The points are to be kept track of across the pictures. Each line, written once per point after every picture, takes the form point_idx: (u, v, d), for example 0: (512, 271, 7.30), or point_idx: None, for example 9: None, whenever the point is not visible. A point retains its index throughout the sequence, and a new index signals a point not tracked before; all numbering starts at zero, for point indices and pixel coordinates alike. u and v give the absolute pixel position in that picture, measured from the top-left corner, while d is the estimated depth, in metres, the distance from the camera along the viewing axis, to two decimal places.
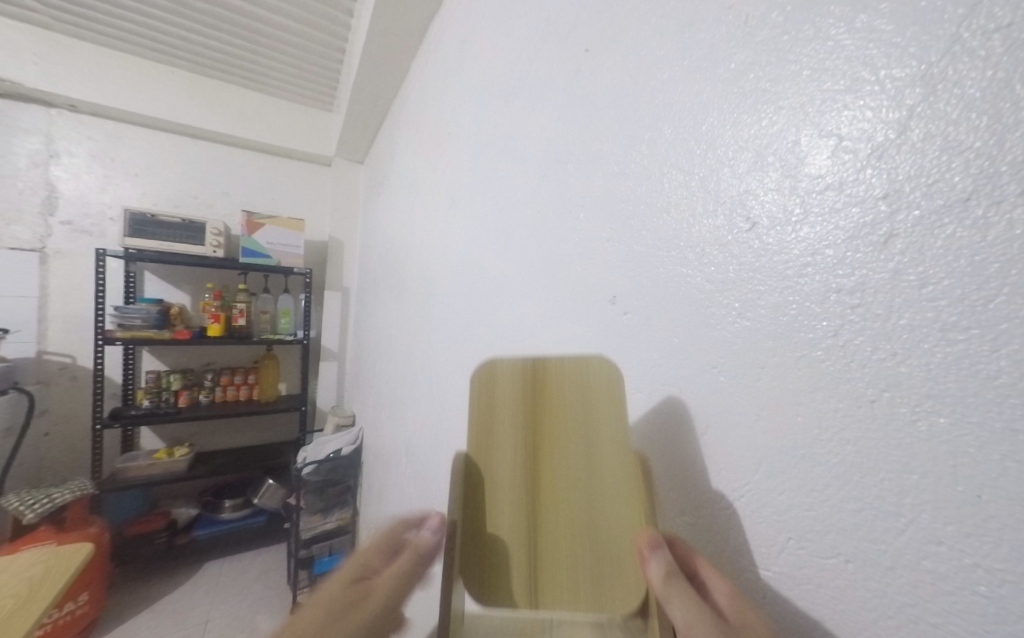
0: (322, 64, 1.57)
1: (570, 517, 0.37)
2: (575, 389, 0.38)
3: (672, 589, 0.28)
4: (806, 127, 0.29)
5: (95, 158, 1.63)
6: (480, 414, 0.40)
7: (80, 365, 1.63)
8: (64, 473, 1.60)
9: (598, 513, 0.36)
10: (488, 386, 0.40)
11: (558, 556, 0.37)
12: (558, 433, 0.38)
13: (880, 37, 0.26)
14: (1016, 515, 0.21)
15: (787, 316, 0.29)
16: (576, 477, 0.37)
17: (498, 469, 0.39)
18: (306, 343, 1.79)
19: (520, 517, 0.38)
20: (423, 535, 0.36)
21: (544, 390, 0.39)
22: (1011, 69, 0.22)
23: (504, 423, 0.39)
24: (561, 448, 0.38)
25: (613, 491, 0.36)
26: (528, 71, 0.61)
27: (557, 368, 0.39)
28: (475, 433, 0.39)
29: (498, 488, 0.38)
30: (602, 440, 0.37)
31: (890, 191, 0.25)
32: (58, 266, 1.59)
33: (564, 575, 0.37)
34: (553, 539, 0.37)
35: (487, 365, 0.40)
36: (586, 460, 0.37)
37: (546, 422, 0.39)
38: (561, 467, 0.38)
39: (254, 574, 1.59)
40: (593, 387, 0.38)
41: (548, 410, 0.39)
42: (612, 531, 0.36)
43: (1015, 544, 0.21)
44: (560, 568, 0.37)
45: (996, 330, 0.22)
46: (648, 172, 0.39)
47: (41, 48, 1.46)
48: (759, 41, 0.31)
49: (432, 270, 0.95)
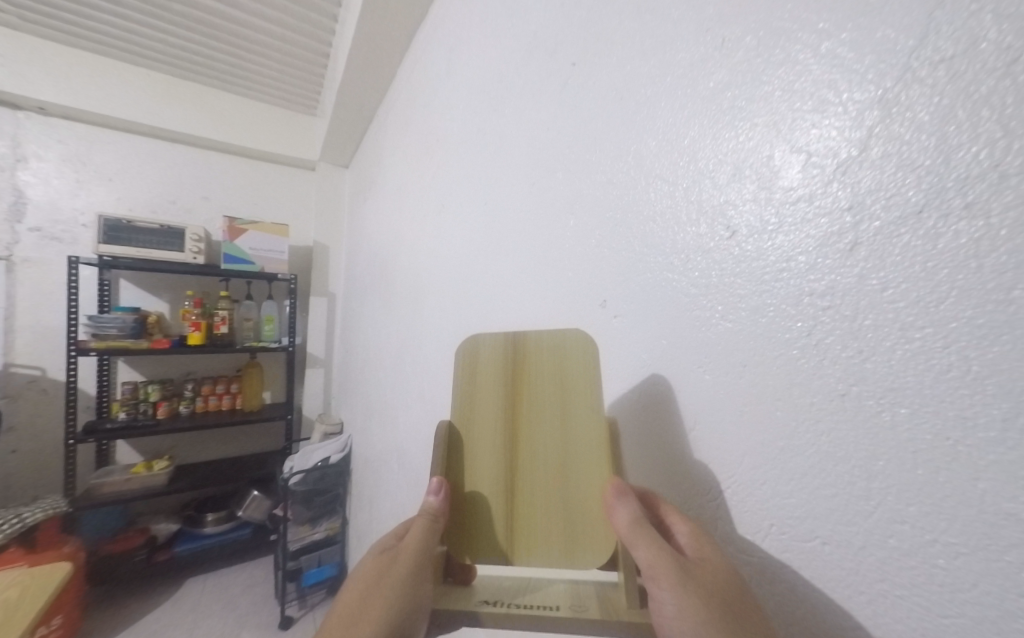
0: (305, 68, 1.55)
1: (546, 493, 0.37)
2: (552, 366, 0.38)
3: (639, 533, 0.30)
4: (779, 143, 0.28)
5: (66, 163, 1.58)
6: (462, 387, 0.41)
7: (50, 377, 1.56)
8: (34, 491, 1.53)
9: (575, 486, 0.36)
10: (470, 358, 0.41)
11: (532, 534, 0.37)
12: (537, 409, 0.38)
13: (842, 64, 0.25)
14: (969, 495, 0.21)
15: (766, 318, 0.29)
16: (553, 450, 0.37)
17: (476, 441, 0.39)
18: (291, 349, 1.75)
19: (496, 488, 0.38)
20: (427, 500, 0.37)
21: (522, 368, 0.39)
22: (955, 94, 0.21)
23: (486, 394, 0.40)
24: (539, 421, 0.38)
25: (586, 468, 0.36)
26: (516, 80, 0.60)
27: (535, 345, 0.39)
28: (458, 403, 0.40)
29: (477, 459, 0.39)
30: (578, 417, 0.37)
31: (853, 204, 0.25)
32: (27, 275, 1.53)
33: (538, 550, 0.36)
34: (528, 515, 0.37)
35: (471, 340, 0.41)
36: (561, 436, 0.37)
37: (525, 397, 0.39)
38: (538, 444, 0.38)
39: (238, 588, 1.54)
40: (569, 364, 0.38)
41: (525, 387, 0.39)
42: (587, 504, 0.36)
43: (969, 520, 0.21)
44: (534, 541, 0.37)
45: (948, 329, 0.22)
46: (635, 180, 0.39)
47: (7, 50, 1.40)
48: (735, 61, 0.31)
49: (421, 281, 0.93)
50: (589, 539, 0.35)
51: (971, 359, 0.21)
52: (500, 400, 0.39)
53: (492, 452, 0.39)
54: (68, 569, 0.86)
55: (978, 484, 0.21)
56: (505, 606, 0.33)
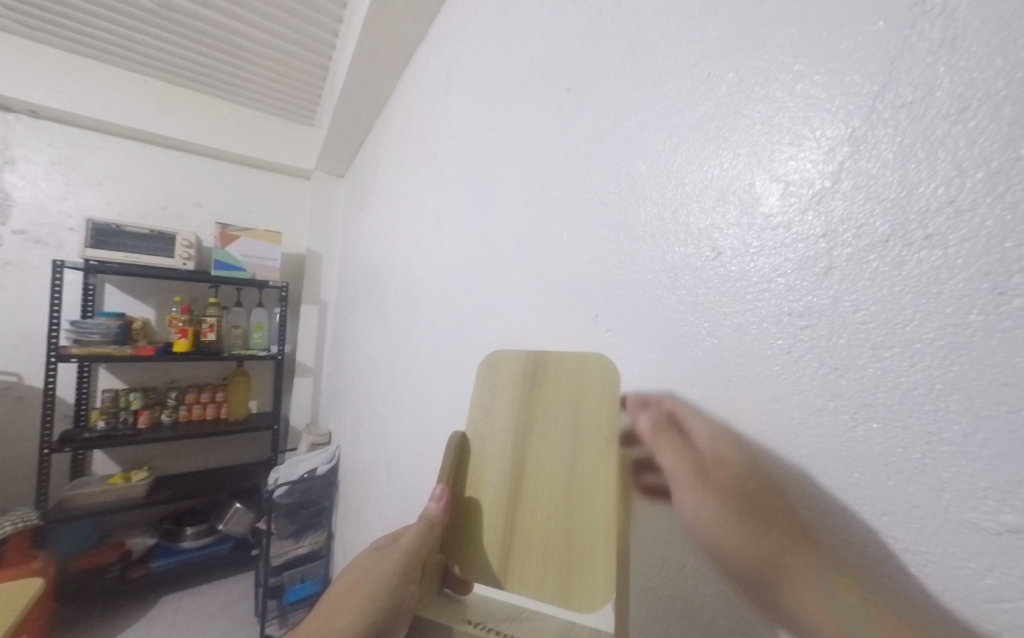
0: (304, 80, 1.58)
1: (547, 517, 0.37)
2: (569, 388, 0.38)
3: (661, 439, 0.33)
4: (761, 172, 0.30)
5: (56, 166, 1.56)
6: (482, 400, 0.43)
7: (28, 384, 1.52)
8: (5, 501, 1.47)
9: (579, 515, 0.35)
10: (492, 371, 0.43)
11: (527, 560, 0.37)
12: (547, 429, 0.39)
13: (815, 103, 0.28)
14: (936, 506, 0.23)
15: (749, 335, 0.30)
16: (558, 474, 0.37)
17: (487, 455, 0.41)
18: (279, 358, 1.73)
19: (500, 506, 0.39)
20: (429, 506, 0.39)
21: (540, 387, 0.40)
22: (915, 136, 0.24)
23: (503, 410, 0.42)
24: (549, 443, 0.38)
25: (593, 499, 0.35)
26: (512, 101, 0.63)
27: (554, 365, 0.40)
28: (475, 416, 0.43)
29: (485, 474, 0.41)
30: (590, 445, 0.36)
31: (827, 232, 0.27)
32: (9, 278, 1.50)
33: (531, 575, 0.36)
34: (525, 540, 0.37)
35: (494, 356, 0.44)
36: (570, 462, 0.37)
37: (538, 417, 0.39)
38: (545, 467, 0.38)
39: (215, 606, 1.49)
40: (588, 388, 0.37)
41: (540, 407, 0.40)
42: (586, 533, 0.35)
43: (938, 530, 0.23)
44: (528, 567, 0.37)
45: (913, 348, 0.23)
46: (626, 201, 0.41)
47: (2, 53, 1.40)
48: (719, 95, 0.33)
49: (414, 289, 0.94)
50: (585, 573, 0.34)
51: (934, 377, 0.23)
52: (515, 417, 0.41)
53: (500, 470, 0.40)
54: (40, 584, 0.84)
55: (943, 495, 0.22)
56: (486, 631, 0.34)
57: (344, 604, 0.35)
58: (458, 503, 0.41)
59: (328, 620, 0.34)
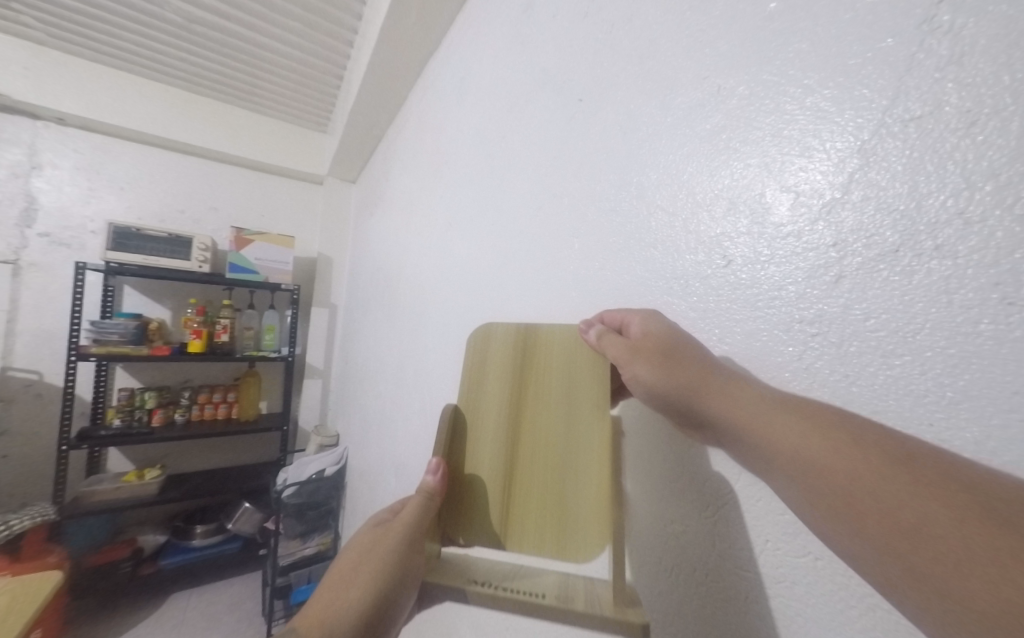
0: (319, 88, 1.61)
1: (542, 479, 0.39)
2: (561, 360, 0.41)
3: (604, 341, 0.36)
4: (771, 182, 0.31)
5: (80, 171, 1.61)
6: (471, 377, 0.44)
7: (47, 382, 1.56)
8: (23, 497, 1.51)
9: (573, 474, 0.38)
10: (482, 342, 0.44)
11: (526, 522, 0.39)
12: (541, 397, 0.41)
13: (826, 116, 0.28)
14: None
15: (759, 340, 0.31)
16: (553, 437, 0.39)
17: (480, 424, 0.42)
18: (289, 359, 1.76)
19: (495, 472, 0.40)
20: (426, 478, 0.39)
21: (532, 362, 0.42)
22: (924, 149, 0.24)
23: (495, 380, 0.43)
24: (543, 410, 0.40)
25: (588, 459, 0.37)
26: (524, 110, 0.64)
27: (546, 337, 0.42)
28: (466, 387, 0.44)
29: (478, 442, 0.42)
30: (584, 409, 0.38)
31: (837, 241, 0.27)
32: (32, 279, 1.55)
33: (530, 535, 0.38)
34: (523, 502, 0.39)
35: (484, 328, 0.45)
36: (565, 425, 0.39)
37: (532, 386, 0.41)
38: (540, 436, 0.40)
39: (224, 605, 1.50)
40: (579, 360, 0.39)
41: (533, 376, 0.41)
42: (581, 492, 0.37)
43: None
44: (527, 527, 0.39)
45: (924, 357, 0.24)
46: (638, 209, 0.41)
47: (32, 63, 1.45)
48: (729, 108, 0.34)
49: (424, 291, 0.95)
50: (579, 530, 0.37)
51: (945, 385, 0.23)
52: (508, 391, 0.42)
53: (495, 441, 0.41)
54: (58, 577, 0.86)
55: None
56: (493, 588, 0.35)
57: (347, 582, 0.35)
58: (451, 474, 0.42)
59: (334, 599, 0.33)
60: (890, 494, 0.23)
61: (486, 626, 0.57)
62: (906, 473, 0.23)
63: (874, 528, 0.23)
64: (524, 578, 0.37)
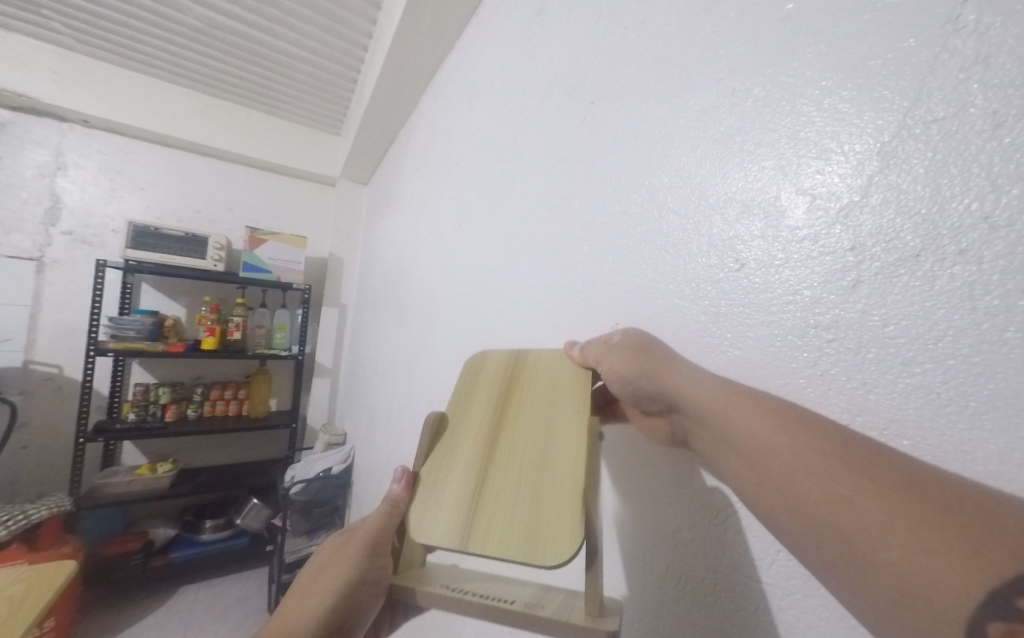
0: (335, 92, 1.64)
1: (516, 477, 0.37)
2: (546, 374, 0.43)
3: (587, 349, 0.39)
4: (786, 185, 0.30)
5: (103, 172, 1.65)
6: (461, 392, 0.47)
7: (67, 376, 1.59)
8: (41, 488, 1.54)
9: (547, 470, 0.36)
10: (475, 368, 0.48)
11: (493, 522, 0.35)
12: (525, 405, 0.42)
13: (844, 118, 0.28)
14: None
15: (773, 346, 0.30)
16: (531, 437, 0.39)
17: (462, 432, 0.43)
18: (300, 358, 1.78)
19: (470, 474, 0.39)
20: (392, 487, 0.39)
21: (520, 378, 0.44)
22: (947, 151, 0.23)
23: (482, 395, 0.45)
24: (525, 415, 0.41)
25: (564, 453, 0.36)
26: (534, 113, 0.64)
27: (535, 357, 0.45)
28: (455, 403, 0.46)
29: (458, 447, 0.42)
30: (563, 411, 0.39)
31: (855, 245, 0.27)
32: (55, 276, 1.58)
33: (495, 537, 0.34)
34: (494, 502, 0.36)
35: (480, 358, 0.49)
36: (544, 427, 0.39)
37: (517, 396, 0.43)
38: (519, 437, 0.39)
39: (231, 599, 1.52)
40: (562, 374, 0.41)
41: (519, 388, 0.43)
42: (556, 487, 0.35)
43: None
44: (493, 527, 0.34)
45: (945, 364, 0.23)
46: (649, 213, 0.41)
47: (60, 67, 1.50)
48: (744, 110, 0.34)
49: (433, 291, 0.96)
50: (552, 528, 0.33)
51: (968, 394, 0.22)
52: (493, 401, 0.44)
53: (474, 445, 0.41)
54: (72, 567, 0.88)
55: None
56: (461, 592, 0.34)
57: (311, 590, 0.37)
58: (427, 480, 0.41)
59: (296, 607, 0.35)
60: (844, 491, 0.22)
61: (489, 629, 0.57)
62: (862, 471, 0.22)
63: (824, 525, 0.23)
64: (493, 587, 0.37)
